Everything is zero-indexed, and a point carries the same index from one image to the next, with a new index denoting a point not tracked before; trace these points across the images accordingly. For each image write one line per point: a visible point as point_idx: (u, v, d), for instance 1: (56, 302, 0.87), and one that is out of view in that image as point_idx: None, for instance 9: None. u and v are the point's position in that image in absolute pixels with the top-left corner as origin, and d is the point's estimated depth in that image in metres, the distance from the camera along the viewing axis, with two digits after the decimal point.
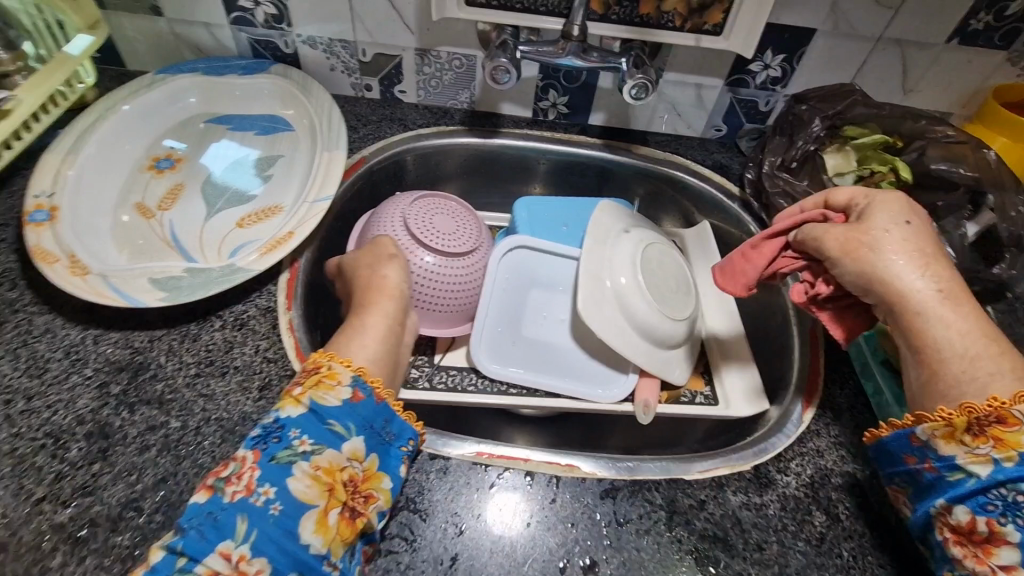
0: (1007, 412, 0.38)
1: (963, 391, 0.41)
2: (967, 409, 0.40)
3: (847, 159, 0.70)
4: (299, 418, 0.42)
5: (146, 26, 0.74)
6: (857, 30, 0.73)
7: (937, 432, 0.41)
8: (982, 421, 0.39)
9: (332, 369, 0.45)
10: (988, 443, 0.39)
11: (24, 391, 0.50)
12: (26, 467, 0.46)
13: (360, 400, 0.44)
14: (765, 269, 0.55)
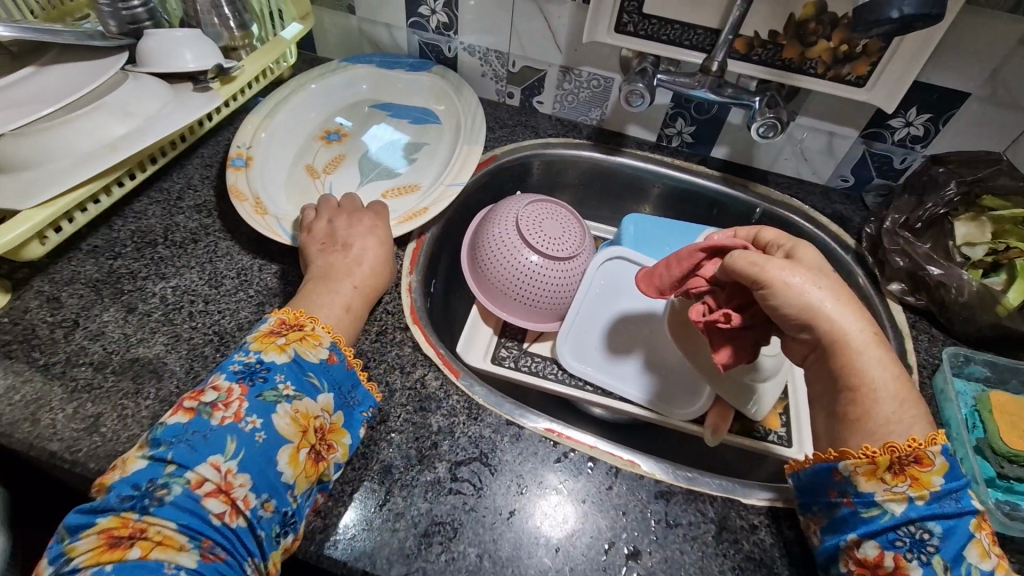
0: (923, 453, 0.43)
1: (892, 431, 0.45)
2: (890, 448, 0.44)
3: (981, 230, 0.67)
4: (284, 366, 0.48)
5: (340, 22, 0.88)
6: (1019, 100, 0.70)
7: (860, 469, 0.44)
8: (902, 461, 0.43)
9: (314, 330, 0.52)
10: (905, 482, 0.43)
11: (203, 295, 0.62)
12: (197, 353, 0.57)
13: (333, 361, 0.51)
14: (678, 280, 0.56)
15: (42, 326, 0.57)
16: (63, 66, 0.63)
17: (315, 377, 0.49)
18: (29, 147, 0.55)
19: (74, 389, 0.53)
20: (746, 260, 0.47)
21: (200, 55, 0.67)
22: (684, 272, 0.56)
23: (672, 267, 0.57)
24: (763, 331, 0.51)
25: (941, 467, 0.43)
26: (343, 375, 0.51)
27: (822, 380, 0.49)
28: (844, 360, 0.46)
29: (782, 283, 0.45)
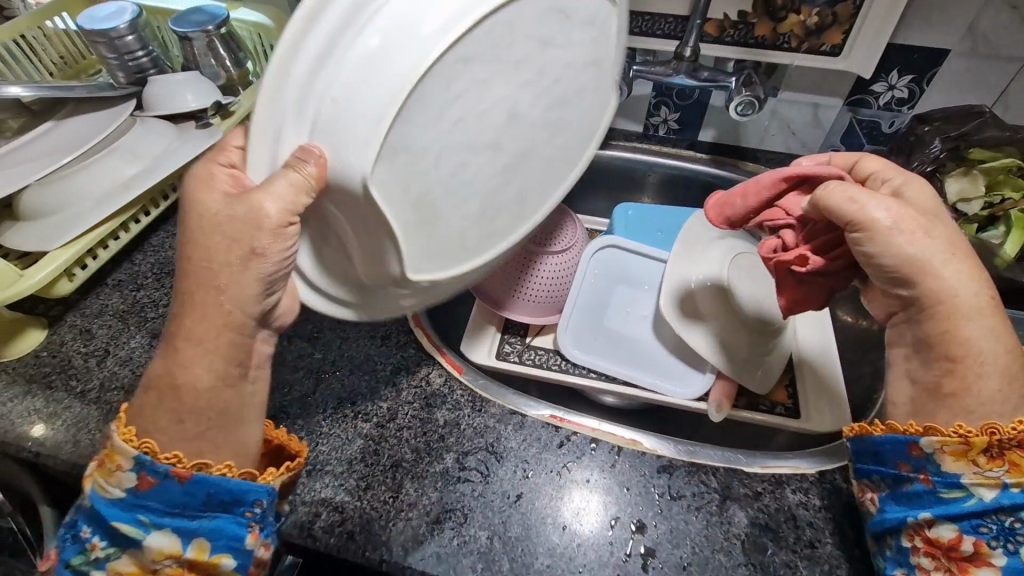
0: None
1: (988, 410, 0.40)
2: (990, 430, 0.39)
3: (974, 184, 0.67)
4: (88, 520, 0.42)
5: None
6: (1002, 50, 0.70)
7: (949, 449, 0.41)
8: (1003, 446, 0.39)
9: (112, 454, 0.41)
10: (1003, 467, 0.40)
11: None
12: None
13: (150, 485, 0.40)
14: (753, 212, 0.50)
15: (77, 357, 0.62)
16: (78, 118, 0.68)
17: (141, 515, 0.41)
18: (54, 194, 0.60)
19: (109, 412, 0.57)
20: (843, 196, 0.42)
21: (200, 97, 0.72)
22: (761, 203, 0.49)
23: (747, 196, 0.50)
24: (840, 276, 0.47)
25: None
26: (180, 493, 0.41)
27: (911, 339, 0.45)
28: (947, 325, 0.42)
29: (883, 228, 0.41)
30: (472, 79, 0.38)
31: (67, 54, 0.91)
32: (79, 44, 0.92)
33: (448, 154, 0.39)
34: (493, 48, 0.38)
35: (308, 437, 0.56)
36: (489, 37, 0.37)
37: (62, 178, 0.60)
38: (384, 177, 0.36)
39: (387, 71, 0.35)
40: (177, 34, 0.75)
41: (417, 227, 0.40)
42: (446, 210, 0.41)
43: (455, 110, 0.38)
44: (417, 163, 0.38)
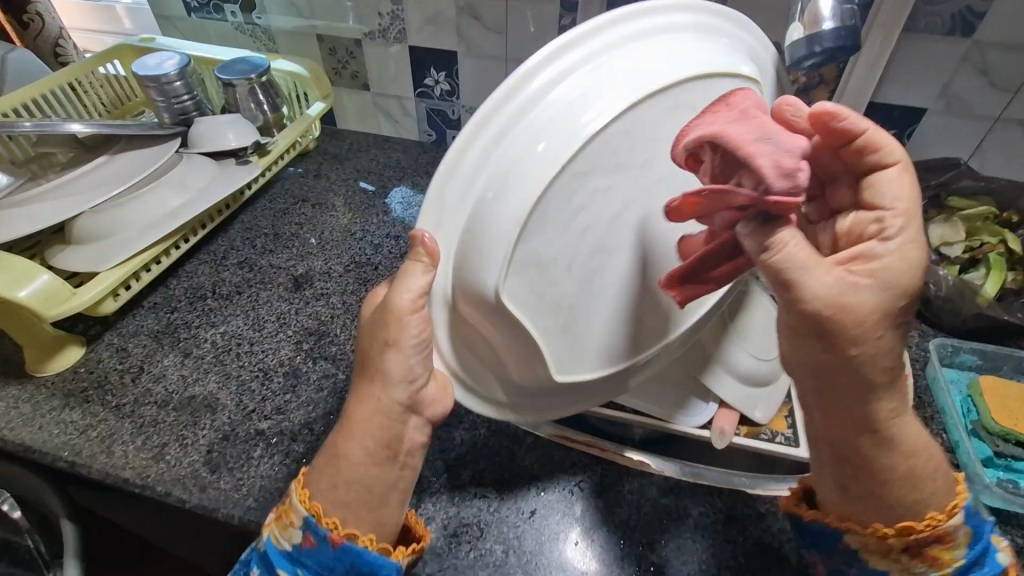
0: (945, 535, 0.42)
1: (904, 508, 0.43)
2: (907, 531, 0.42)
3: (954, 230, 0.72)
4: (259, 558, 0.45)
5: (358, 98, 1.01)
6: (975, 109, 0.77)
7: (874, 549, 0.44)
8: (920, 542, 0.42)
9: (290, 506, 0.44)
10: (926, 560, 0.43)
11: (248, 338, 0.70)
12: (245, 388, 0.64)
13: (313, 543, 0.43)
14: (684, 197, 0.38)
15: (113, 374, 0.65)
16: (130, 153, 0.74)
17: (298, 568, 0.43)
18: (106, 221, 0.65)
19: (142, 425, 0.60)
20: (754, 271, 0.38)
21: (241, 136, 0.78)
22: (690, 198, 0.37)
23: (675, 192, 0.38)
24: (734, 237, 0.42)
25: (962, 541, 0.43)
26: (331, 557, 0.42)
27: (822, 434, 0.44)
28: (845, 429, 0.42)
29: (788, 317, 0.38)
30: (593, 191, 0.40)
31: (121, 95, 0.99)
32: (133, 87, 1.01)
33: (579, 265, 0.42)
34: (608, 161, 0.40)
35: None
36: (604, 148, 0.39)
37: (115, 206, 0.66)
38: (514, 289, 0.41)
39: (510, 208, 0.38)
40: (221, 81, 0.81)
41: (556, 326, 0.44)
42: (587, 312, 0.45)
43: (583, 221, 0.41)
44: (548, 274, 0.42)
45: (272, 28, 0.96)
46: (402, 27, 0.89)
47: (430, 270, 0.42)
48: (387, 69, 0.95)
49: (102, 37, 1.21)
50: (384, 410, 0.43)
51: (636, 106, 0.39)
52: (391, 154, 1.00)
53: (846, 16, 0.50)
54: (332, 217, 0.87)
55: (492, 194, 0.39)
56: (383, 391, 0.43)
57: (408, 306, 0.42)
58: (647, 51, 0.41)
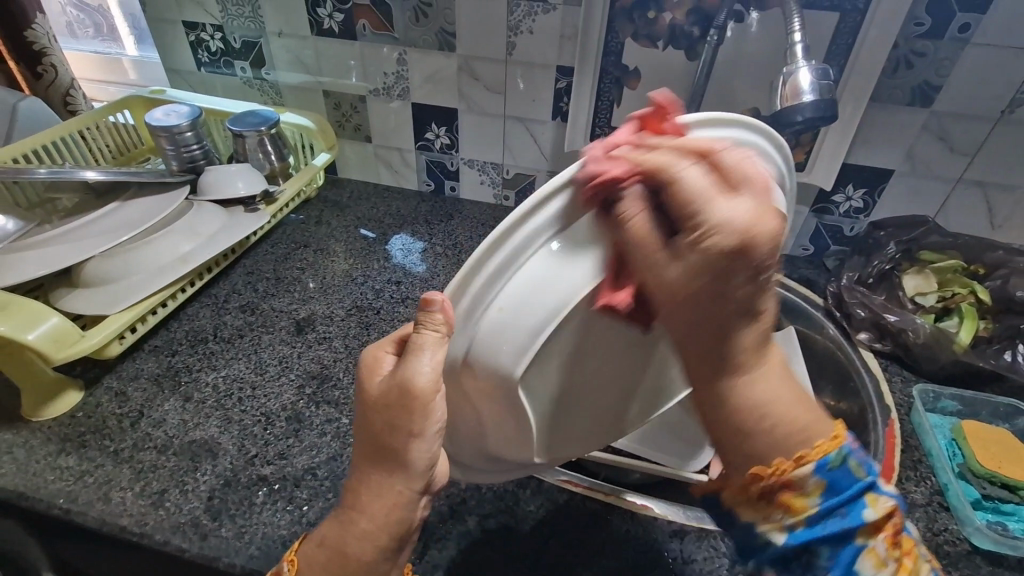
0: (789, 480, 0.38)
1: (751, 452, 0.39)
2: (757, 477, 0.39)
3: (927, 280, 0.78)
4: None
5: (359, 149, 1.05)
6: (937, 171, 0.84)
7: (738, 500, 0.40)
8: (772, 490, 0.39)
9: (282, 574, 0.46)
10: (782, 509, 0.39)
11: (251, 382, 0.70)
12: (247, 433, 0.64)
13: None
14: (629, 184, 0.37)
15: (112, 418, 0.65)
16: (141, 200, 0.75)
17: None
18: (116, 264, 0.66)
19: (141, 470, 0.60)
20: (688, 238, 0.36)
21: (250, 184, 0.80)
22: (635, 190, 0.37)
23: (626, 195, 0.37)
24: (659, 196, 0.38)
25: (813, 488, 0.38)
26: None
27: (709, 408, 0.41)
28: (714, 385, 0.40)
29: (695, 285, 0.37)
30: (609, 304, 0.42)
31: (129, 142, 1.02)
32: (141, 133, 1.04)
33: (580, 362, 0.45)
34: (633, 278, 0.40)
35: (336, 498, 0.59)
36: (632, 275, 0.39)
37: (126, 251, 0.67)
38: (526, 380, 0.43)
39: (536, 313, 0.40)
40: (232, 132, 0.84)
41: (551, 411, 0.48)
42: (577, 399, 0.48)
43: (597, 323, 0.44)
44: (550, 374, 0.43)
45: (279, 83, 1.01)
46: (405, 86, 0.95)
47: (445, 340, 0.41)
48: (389, 123, 1.00)
49: (107, 87, 1.24)
50: (404, 501, 0.44)
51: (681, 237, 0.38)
52: (391, 203, 1.03)
53: (823, 90, 0.55)
54: (333, 263, 0.89)
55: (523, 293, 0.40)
56: (403, 482, 0.43)
57: (429, 388, 0.41)
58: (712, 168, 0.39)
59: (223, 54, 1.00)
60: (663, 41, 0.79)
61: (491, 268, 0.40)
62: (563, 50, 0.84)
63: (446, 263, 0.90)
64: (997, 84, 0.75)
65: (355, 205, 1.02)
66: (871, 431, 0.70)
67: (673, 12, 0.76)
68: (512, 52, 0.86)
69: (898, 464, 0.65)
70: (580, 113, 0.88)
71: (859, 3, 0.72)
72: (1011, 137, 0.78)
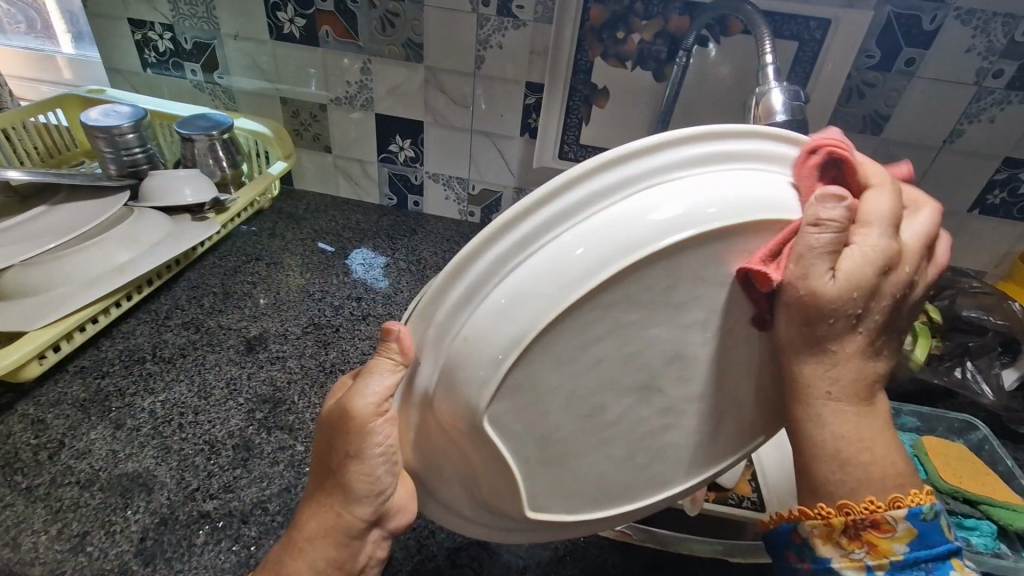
0: (882, 519, 0.36)
1: (835, 486, 0.37)
2: (845, 510, 0.36)
3: None
4: None
5: (317, 159, 1.00)
6: None
7: (817, 531, 0.38)
8: (859, 525, 0.36)
9: None
10: (863, 548, 0.37)
11: (193, 407, 0.63)
12: (188, 464, 0.58)
13: None
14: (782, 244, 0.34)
15: (25, 449, 0.57)
16: (73, 204, 0.68)
17: None
18: (41, 274, 0.59)
19: (59, 510, 0.52)
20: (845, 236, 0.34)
21: (198, 191, 0.74)
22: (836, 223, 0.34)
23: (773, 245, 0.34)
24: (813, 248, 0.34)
25: (904, 534, 0.36)
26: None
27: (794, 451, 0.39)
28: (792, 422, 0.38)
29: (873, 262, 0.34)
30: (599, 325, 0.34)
31: (60, 143, 0.94)
32: (76, 135, 0.96)
33: (572, 404, 0.37)
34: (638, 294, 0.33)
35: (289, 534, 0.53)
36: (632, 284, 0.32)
37: (52, 259, 0.60)
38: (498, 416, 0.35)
39: (512, 331, 0.32)
40: (180, 135, 0.78)
41: (539, 464, 0.39)
42: (580, 453, 0.40)
43: (595, 352, 0.35)
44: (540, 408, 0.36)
45: (233, 88, 0.95)
46: (368, 96, 0.91)
47: (400, 370, 0.36)
48: (350, 133, 0.96)
49: (37, 85, 1.15)
50: (344, 524, 0.41)
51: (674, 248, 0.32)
52: (351, 216, 0.99)
53: (795, 110, 0.56)
54: (287, 277, 0.84)
55: (495, 312, 0.32)
56: (344, 505, 0.41)
57: (371, 411, 0.37)
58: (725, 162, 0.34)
59: (172, 55, 0.94)
60: (631, 61, 0.79)
61: (454, 299, 0.33)
62: (533, 66, 0.83)
63: (410, 279, 0.86)
64: (941, 116, 0.79)
65: (313, 218, 0.97)
66: None
67: (642, 33, 0.77)
68: (480, 66, 0.85)
69: None
70: (549, 130, 0.87)
71: (817, 34, 0.75)
72: (954, 165, 0.83)
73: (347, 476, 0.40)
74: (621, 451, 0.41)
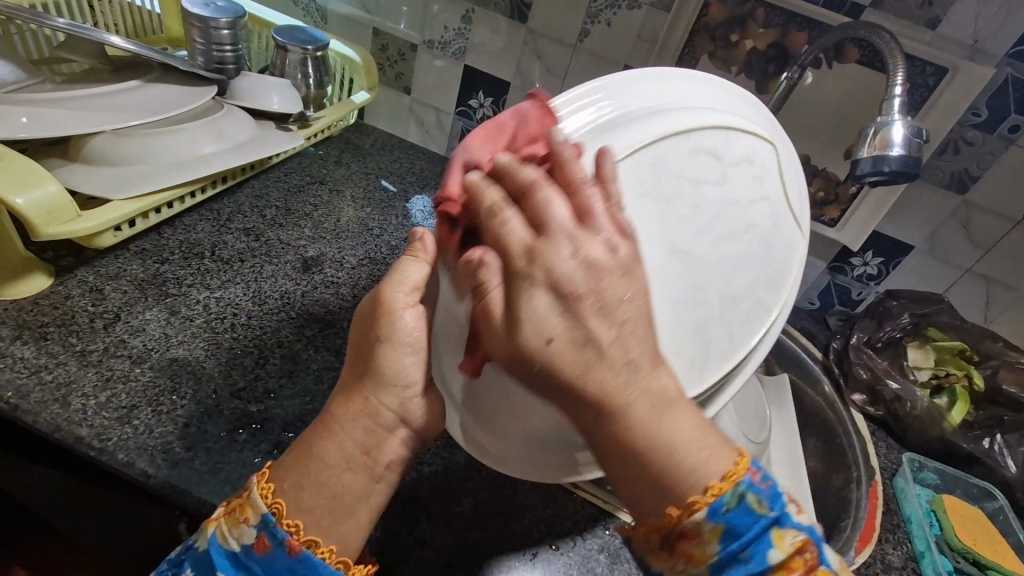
0: (685, 527, 0.33)
1: (684, 482, 0.33)
2: (657, 525, 0.34)
3: (925, 356, 0.81)
4: (201, 555, 0.38)
5: (393, 98, 1.00)
6: (951, 257, 0.87)
7: (648, 554, 0.36)
8: (671, 539, 0.34)
9: (245, 498, 0.38)
10: (683, 559, 0.34)
11: (245, 310, 0.63)
12: (237, 363, 0.58)
13: (265, 550, 0.37)
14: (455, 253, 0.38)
15: (81, 314, 0.57)
16: (164, 85, 0.67)
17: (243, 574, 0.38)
18: (128, 146, 0.59)
19: (109, 378, 0.53)
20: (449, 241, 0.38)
21: (285, 101, 0.74)
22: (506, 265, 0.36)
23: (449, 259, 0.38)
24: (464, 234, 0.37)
25: (710, 535, 0.33)
26: (284, 566, 0.37)
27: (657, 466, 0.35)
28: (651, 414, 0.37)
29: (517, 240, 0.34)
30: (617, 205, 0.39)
31: (147, 26, 0.92)
32: (166, 21, 0.94)
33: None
34: (653, 182, 0.40)
35: None
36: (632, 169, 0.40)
37: (142, 135, 0.60)
38: None
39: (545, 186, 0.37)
40: (275, 43, 0.78)
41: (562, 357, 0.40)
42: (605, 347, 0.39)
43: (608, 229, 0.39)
44: None
45: (328, 9, 0.94)
46: (462, 45, 0.90)
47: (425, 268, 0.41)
48: (433, 80, 0.95)
49: None
50: (371, 411, 0.41)
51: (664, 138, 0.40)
52: (415, 162, 0.98)
53: (912, 147, 0.55)
54: (348, 206, 0.84)
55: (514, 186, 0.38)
56: (372, 391, 0.41)
57: (400, 300, 0.41)
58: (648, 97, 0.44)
59: None
60: (737, 66, 0.78)
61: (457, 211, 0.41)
62: (636, 51, 0.82)
63: None
64: None
65: (379, 154, 0.97)
66: (852, 486, 0.73)
67: (755, 40, 0.76)
68: (583, 40, 0.83)
69: (878, 523, 0.67)
70: None
71: (930, 79, 0.74)
72: None
73: (377, 361, 0.41)
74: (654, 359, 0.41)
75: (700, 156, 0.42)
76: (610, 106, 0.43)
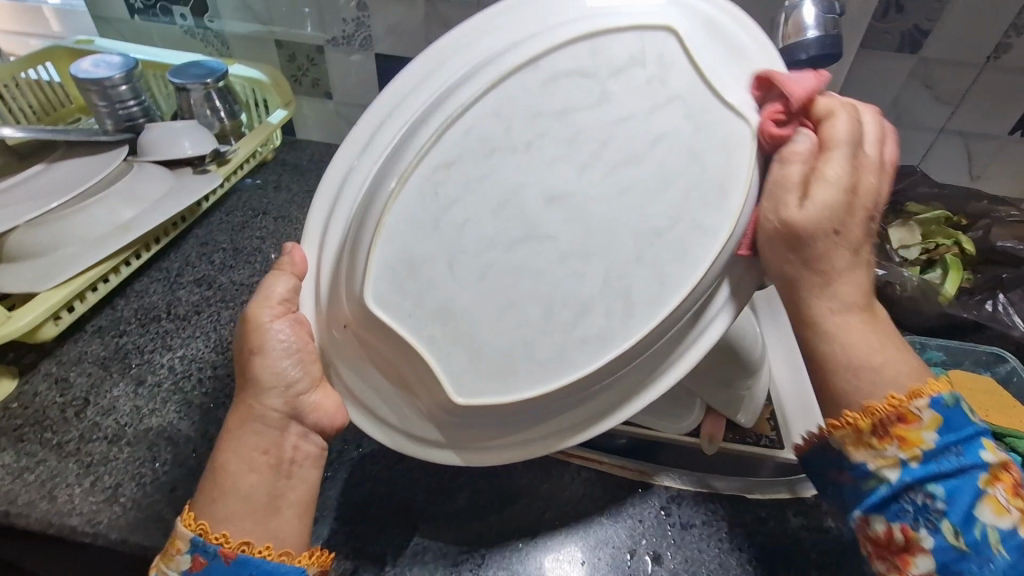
0: (907, 411, 0.38)
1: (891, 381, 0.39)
2: (869, 412, 0.39)
3: (912, 233, 0.77)
4: None
5: (318, 106, 0.97)
6: (920, 121, 0.82)
7: (847, 440, 0.40)
8: (884, 423, 0.39)
9: (173, 535, 0.41)
10: (894, 443, 0.38)
11: (211, 362, 0.63)
12: (209, 418, 0.58)
13: (201, 568, 0.40)
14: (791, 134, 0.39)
15: (52, 407, 0.58)
16: (74, 160, 0.67)
17: None
18: (44, 235, 0.59)
19: (90, 464, 0.54)
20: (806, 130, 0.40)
21: (197, 142, 0.72)
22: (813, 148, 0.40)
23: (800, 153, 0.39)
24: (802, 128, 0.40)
25: (931, 421, 0.38)
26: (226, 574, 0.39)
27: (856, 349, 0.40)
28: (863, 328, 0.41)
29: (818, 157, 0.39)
30: (465, 180, 0.38)
31: (54, 101, 0.91)
32: (70, 90, 0.93)
33: (464, 262, 0.38)
34: (499, 132, 0.37)
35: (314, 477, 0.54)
36: (471, 134, 0.38)
37: (53, 219, 0.59)
38: (379, 291, 0.39)
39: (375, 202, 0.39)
40: (174, 85, 0.75)
41: (446, 338, 0.39)
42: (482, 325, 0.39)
43: (458, 212, 0.38)
44: (423, 279, 0.39)
45: (225, 33, 0.91)
46: (367, 34, 0.86)
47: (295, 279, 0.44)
48: (350, 78, 0.92)
49: (27, 40, 1.04)
50: (257, 414, 0.42)
51: (506, 79, 0.38)
52: None
53: (829, 25, 0.51)
54: (297, 229, 0.82)
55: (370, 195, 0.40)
56: (254, 397, 0.43)
57: (268, 314, 0.43)
58: (492, 33, 0.41)
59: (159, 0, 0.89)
60: None
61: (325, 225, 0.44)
62: None
63: None
64: (985, 30, 0.72)
65: (317, 167, 0.95)
66: None
67: None
68: None
69: None
70: None
71: None
72: (995, 84, 0.77)
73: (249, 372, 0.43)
74: (539, 331, 0.39)
75: (559, 82, 0.37)
76: (443, 74, 0.41)
